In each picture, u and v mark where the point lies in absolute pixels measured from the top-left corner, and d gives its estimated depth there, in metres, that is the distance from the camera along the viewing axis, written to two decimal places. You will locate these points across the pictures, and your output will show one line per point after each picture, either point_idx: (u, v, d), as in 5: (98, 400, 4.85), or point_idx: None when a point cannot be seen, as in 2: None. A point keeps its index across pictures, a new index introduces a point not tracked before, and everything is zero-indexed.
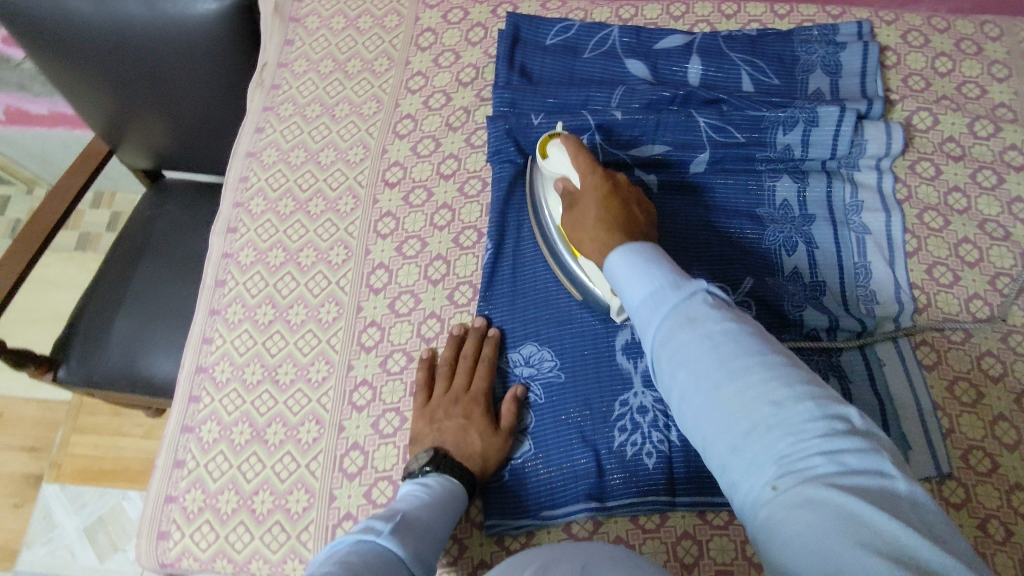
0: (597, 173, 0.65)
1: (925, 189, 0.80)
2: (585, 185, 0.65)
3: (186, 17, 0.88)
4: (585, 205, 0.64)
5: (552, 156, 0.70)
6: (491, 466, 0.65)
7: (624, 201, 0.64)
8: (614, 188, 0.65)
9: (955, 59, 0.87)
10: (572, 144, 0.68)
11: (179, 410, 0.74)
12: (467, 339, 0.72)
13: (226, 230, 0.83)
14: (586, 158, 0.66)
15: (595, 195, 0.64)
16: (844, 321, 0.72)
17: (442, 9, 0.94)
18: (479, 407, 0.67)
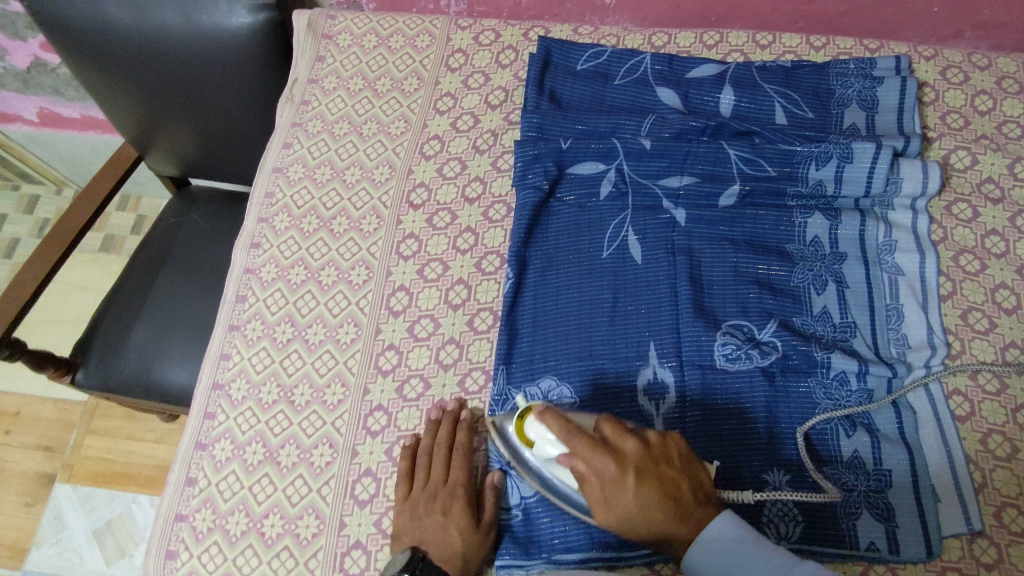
0: (606, 460, 0.56)
1: (962, 231, 0.78)
2: (601, 475, 0.57)
3: (221, 29, 0.89)
4: (619, 507, 0.56)
5: (535, 437, 0.60)
6: (472, 566, 0.63)
7: (656, 475, 0.56)
8: (642, 473, 0.56)
9: (996, 98, 0.85)
10: (557, 427, 0.58)
11: (193, 427, 0.74)
12: (443, 424, 0.70)
13: (249, 245, 0.83)
14: (585, 451, 0.57)
15: (625, 492, 0.56)
16: (874, 368, 0.69)
17: (473, 30, 0.94)
18: (458, 501, 0.66)
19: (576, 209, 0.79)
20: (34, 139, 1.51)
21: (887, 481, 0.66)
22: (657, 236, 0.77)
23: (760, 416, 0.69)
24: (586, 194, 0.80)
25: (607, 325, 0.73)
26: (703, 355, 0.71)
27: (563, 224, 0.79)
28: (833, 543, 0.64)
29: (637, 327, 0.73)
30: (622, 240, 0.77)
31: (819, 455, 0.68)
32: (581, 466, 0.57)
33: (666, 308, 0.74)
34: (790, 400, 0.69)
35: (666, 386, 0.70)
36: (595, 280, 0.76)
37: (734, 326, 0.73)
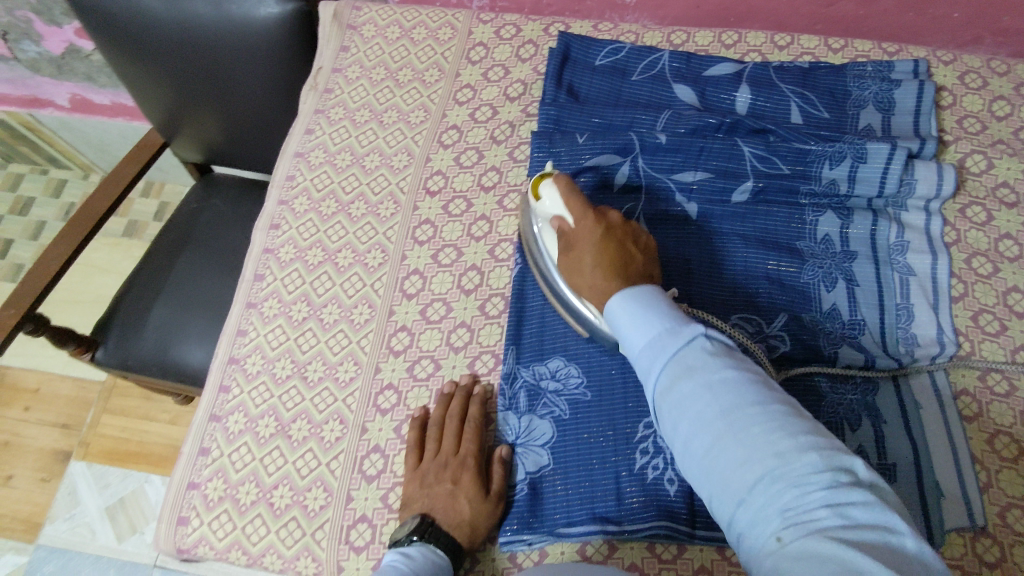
0: (589, 217, 0.65)
1: (975, 234, 0.78)
2: (579, 230, 0.65)
3: (250, 19, 0.91)
4: (580, 253, 0.63)
5: (543, 195, 0.69)
6: (478, 534, 0.64)
7: (620, 239, 0.63)
8: (611, 233, 0.64)
9: (1014, 103, 0.85)
10: (564, 185, 0.67)
11: (208, 399, 0.76)
12: (455, 398, 0.71)
13: (269, 226, 0.85)
14: (574, 202, 0.66)
15: (590, 243, 0.63)
16: (881, 361, 0.71)
17: (495, 24, 0.96)
18: (467, 471, 0.66)
19: (589, 200, 0.80)
20: (64, 124, 1.55)
21: (892, 475, 0.66)
22: (668, 231, 0.79)
23: None
24: (600, 187, 0.80)
25: None
26: None
27: None
28: None
29: None
30: None
31: None
32: (568, 220, 0.66)
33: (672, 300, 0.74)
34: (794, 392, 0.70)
35: None
36: None
37: (742, 320, 0.73)
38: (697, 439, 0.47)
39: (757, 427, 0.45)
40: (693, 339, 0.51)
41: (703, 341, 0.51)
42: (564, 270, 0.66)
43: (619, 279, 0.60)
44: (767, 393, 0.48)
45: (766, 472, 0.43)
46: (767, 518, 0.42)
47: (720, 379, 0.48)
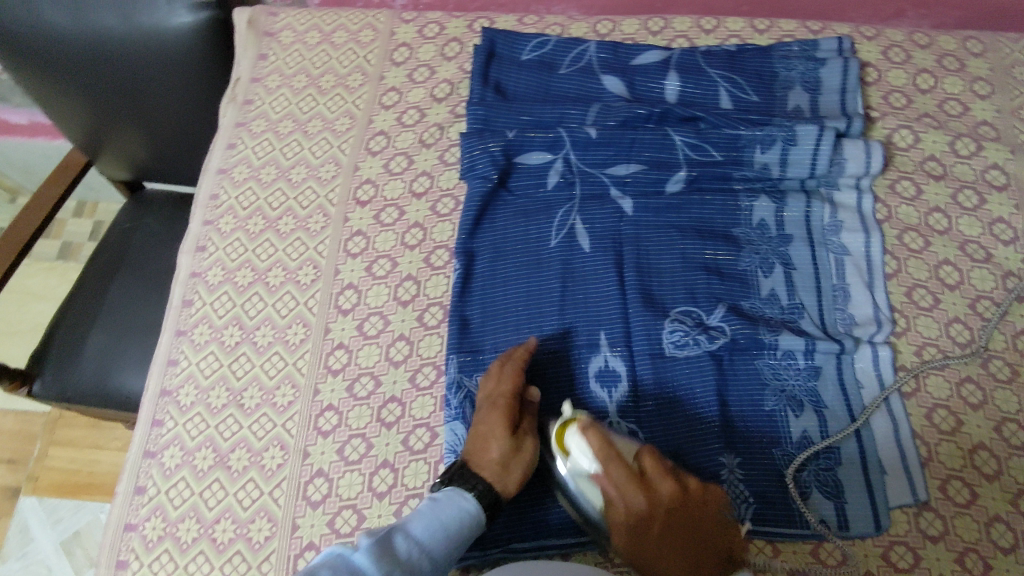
0: (641, 496, 0.58)
1: (906, 209, 0.79)
2: (630, 506, 0.58)
3: (163, 29, 0.88)
4: (645, 540, 0.58)
5: (573, 449, 0.61)
6: (511, 475, 0.63)
7: (683, 519, 0.58)
8: (673, 514, 0.58)
9: (938, 76, 0.86)
10: (598, 449, 0.59)
11: (141, 435, 0.73)
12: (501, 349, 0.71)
13: (193, 248, 0.81)
14: (620, 477, 0.58)
15: (653, 530, 0.58)
16: (822, 344, 0.70)
17: (417, 23, 0.93)
18: (497, 411, 0.65)
19: (524, 199, 0.79)
20: None
21: (835, 458, 0.67)
22: (604, 226, 0.77)
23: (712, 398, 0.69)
24: (534, 185, 0.79)
25: (556, 314, 0.73)
26: (652, 342, 0.71)
27: (510, 217, 0.78)
28: (784, 522, 0.65)
29: (583, 317, 0.73)
30: (570, 228, 0.77)
31: (768, 436, 0.68)
32: (613, 494, 0.58)
33: (613, 298, 0.74)
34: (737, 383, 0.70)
35: (617, 375, 0.70)
36: (543, 268, 0.75)
37: (683, 312, 0.73)
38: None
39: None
40: None
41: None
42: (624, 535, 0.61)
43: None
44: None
45: None
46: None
47: None
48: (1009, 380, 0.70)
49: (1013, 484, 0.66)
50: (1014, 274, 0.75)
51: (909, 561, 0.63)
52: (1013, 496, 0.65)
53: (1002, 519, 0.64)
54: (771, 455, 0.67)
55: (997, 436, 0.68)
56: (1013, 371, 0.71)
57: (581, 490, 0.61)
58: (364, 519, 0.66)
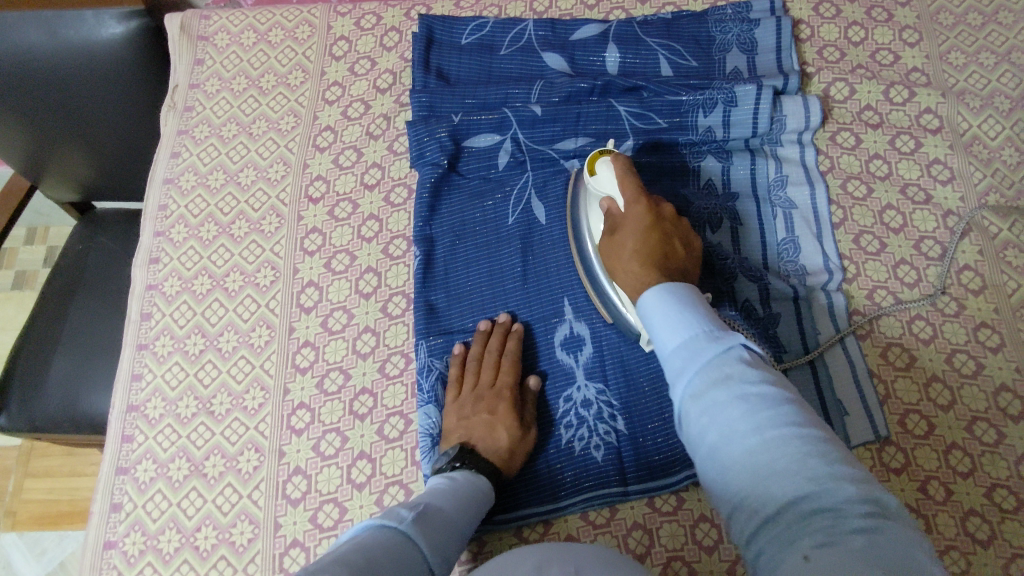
0: (642, 203, 0.62)
1: (847, 159, 0.81)
2: (627, 214, 0.62)
3: (92, 41, 0.87)
4: (625, 237, 0.61)
5: (599, 172, 0.66)
6: (516, 461, 0.65)
7: (666, 231, 0.60)
8: (663, 225, 0.61)
9: (867, 27, 0.88)
10: (623, 162, 0.65)
11: (111, 452, 0.72)
12: (493, 334, 0.72)
13: (148, 261, 0.81)
14: (631, 183, 0.63)
15: (637, 228, 0.60)
16: (775, 283, 0.74)
17: (354, 15, 0.92)
18: (504, 402, 0.67)
19: (478, 180, 0.80)
20: None
21: None
22: (559, 198, 0.78)
23: None
24: (486, 166, 0.80)
25: (519, 288, 0.74)
26: None
27: (464, 200, 0.78)
28: None
29: (546, 287, 0.74)
30: (525, 204, 0.78)
31: None
32: (620, 206, 0.63)
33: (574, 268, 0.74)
34: None
35: (582, 339, 0.71)
36: (502, 247, 0.76)
37: None
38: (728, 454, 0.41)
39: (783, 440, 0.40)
40: (735, 349, 0.45)
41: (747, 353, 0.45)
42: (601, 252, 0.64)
43: (658, 270, 0.57)
44: (806, 414, 0.42)
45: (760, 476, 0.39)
46: (793, 549, 0.36)
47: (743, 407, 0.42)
48: (957, 313, 0.72)
49: (966, 412, 0.68)
50: (953, 212, 0.77)
51: None
52: (968, 423, 0.68)
53: (960, 445, 0.67)
54: None
55: (950, 367, 0.70)
56: (959, 304, 0.73)
57: (595, 210, 0.67)
58: (346, 511, 0.67)
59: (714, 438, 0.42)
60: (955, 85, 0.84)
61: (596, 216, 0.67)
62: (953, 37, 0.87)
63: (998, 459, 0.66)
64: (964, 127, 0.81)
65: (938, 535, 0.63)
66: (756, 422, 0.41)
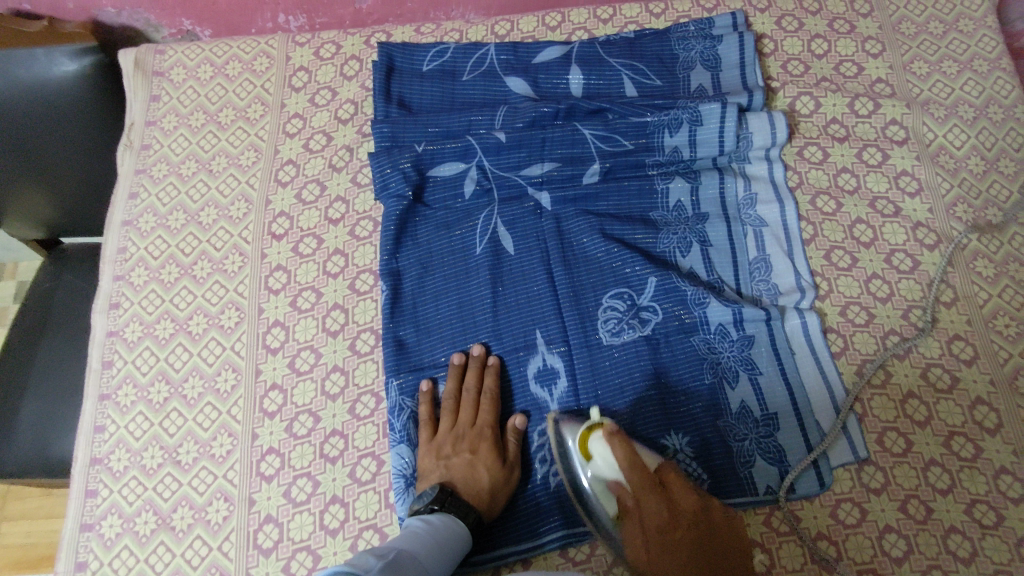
0: (659, 501, 0.60)
1: (815, 174, 0.80)
2: (648, 513, 0.60)
3: (45, 79, 0.87)
4: (654, 546, 0.59)
5: (596, 453, 0.62)
6: (497, 503, 0.64)
7: (704, 537, 0.58)
8: (693, 527, 0.58)
9: (830, 40, 0.88)
10: (622, 453, 0.60)
11: (75, 508, 0.70)
12: (469, 369, 0.70)
13: (108, 306, 0.79)
14: (640, 477, 0.60)
15: (668, 540, 0.59)
16: (749, 312, 0.71)
17: (313, 45, 0.91)
18: (485, 441, 0.66)
19: (443, 211, 0.78)
20: None
21: (775, 425, 0.68)
22: (528, 226, 0.77)
23: (649, 376, 0.69)
24: (451, 196, 0.78)
25: (490, 320, 0.73)
26: (587, 333, 0.71)
27: (432, 231, 0.77)
28: (735, 490, 0.66)
29: (518, 318, 0.73)
30: (493, 233, 0.77)
31: (709, 408, 0.69)
32: (628, 495, 0.61)
33: (545, 298, 0.73)
34: (673, 361, 0.70)
35: (556, 373, 0.70)
36: (471, 278, 0.75)
37: (614, 298, 0.72)
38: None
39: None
40: None
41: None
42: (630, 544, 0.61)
43: None
44: None
45: None
46: None
47: None
48: (930, 326, 0.72)
49: (944, 427, 0.68)
50: (923, 224, 0.77)
51: (857, 515, 0.65)
52: (945, 439, 0.67)
53: (938, 462, 0.66)
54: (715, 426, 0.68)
55: (925, 382, 0.70)
56: (932, 318, 0.72)
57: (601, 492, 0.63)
58: (319, 559, 0.65)
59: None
60: (920, 95, 0.84)
61: (606, 496, 0.63)
62: (915, 46, 0.87)
63: (976, 473, 0.65)
64: (929, 137, 0.81)
65: (920, 555, 0.63)
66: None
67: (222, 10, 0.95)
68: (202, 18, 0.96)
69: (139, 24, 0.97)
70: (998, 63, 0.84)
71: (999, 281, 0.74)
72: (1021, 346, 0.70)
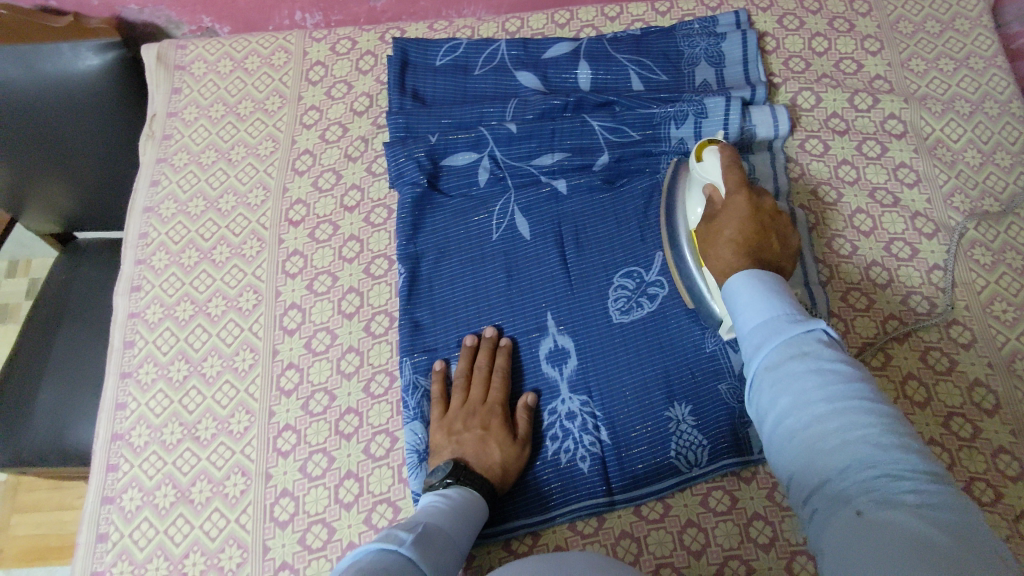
0: (744, 195, 0.62)
1: (816, 165, 0.83)
2: (730, 202, 0.62)
3: (70, 74, 0.91)
4: (722, 223, 0.62)
5: (704, 159, 0.67)
6: (509, 477, 0.66)
7: (763, 226, 0.60)
8: (762, 217, 0.61)
9: (830, 38, 0.91)
10: (728, 155, 0.64)
11: (96, 481, 0.72)
12: (480, 349, 0.72)
13: (130, 289, 0.81)
14: (736, 175, 0.63)
15: (735, 220, 0.61)
16: None
17: (329, 40, 0.94)
18: (496, 417, 0.68)
19: (458, 198, 0.80)
20: None
21: None
22: (542, 213, 0.79)
23: (655, 349, 0.71)
24: (465, 184, 0.81)
25: (504, 301, 0.75)
26: (597, 311, 0.73)
27: (446, 217, 0.79)
28: (731, 454, 0.66)
29: (532, 299, 0.75)
30: (507, 220, 0.79)
31: (712, 375, 0.69)
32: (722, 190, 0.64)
33: (558, 279, 0.75)
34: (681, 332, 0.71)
35: (567, 351, 0.72)
36: (486, 262, 0.77)
37: (624, 276, 0.75)
38: (795, 424, 0.44)
39: (854, 420, 0.42)
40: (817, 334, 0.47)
41: (829, 333, 0.47)
42: (699, 236, 0.65)
43: (745, 262, 0.58)
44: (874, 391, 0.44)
45: (848, 445, 0.41)
46: (845, 503, 0.39)
47: (814, 379, 0.44)
48: (928, 311, 0.74)
49: (943, 408, 0.69)
50: (921, 214, 0.79)
51: None
52: (945, 419, 0.69)
53: (937, 441, 0.68)
54: (717, 391, 0.68)
55: (924, 364, 0.72)
56: (930, 303, 0.75)
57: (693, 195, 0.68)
58: (334, 531, 0.66)
59: (788, 404, 0.44)
60: (918, 91, 0.86)
61: (695, 199, 0.67)
62: (913, 44, 0.89)
63: (976, 453, 0.67)
64: (927, 131, 0.84)
65: None
66: (827, 394, 0.43)
67: (242, 8, 0.98)
68: (222, 16, 1.00)
69: (161, 21, 1.00)
70: (994, 60, 0.87)
71: (996, 268, 0.76)
72: (1018, 330, 0.72)
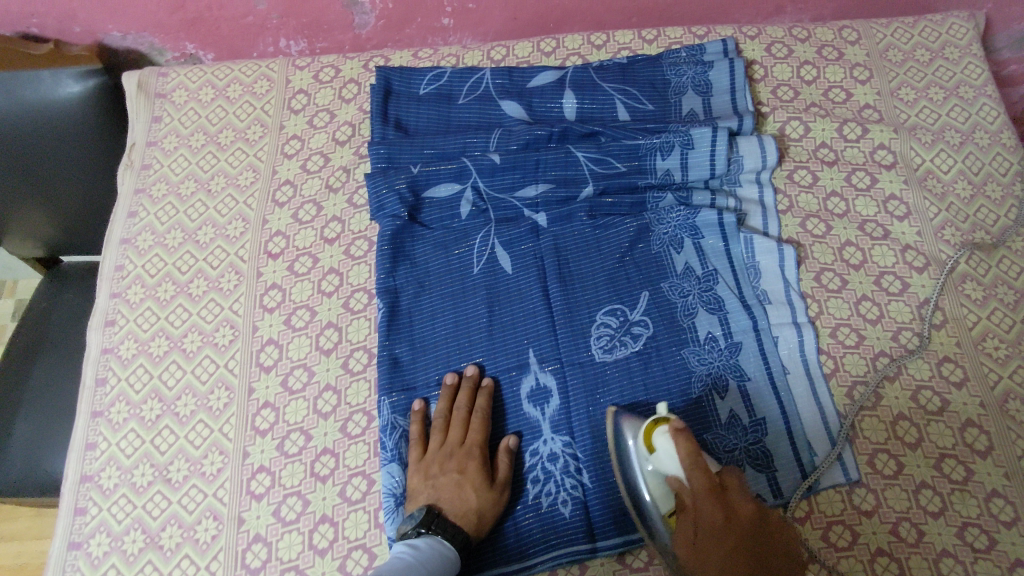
0: (717, 509, 0.56)
1: (805, 197, 0.81)
2: (705, 516, 0.56)
3: (51, 101, 0.89)
4: (704, 547, 0.56)
5: (658, 448, 0.60)
6: (485, 524, 0.64)
7: (751, 548, 0.55)
8: (745, 535, 0.55)
9: (819, 66, 0.90)
10: (686, 453, 0.58)
11: (63, 526, 0.69)
12: (461, 389, 0.70)
13: (104, 323, 0.79)
14: (702, 480, 0.57)
15: (718, 550, 0.55)
16: (735, 316, 0.72)
17: (312, 68, 0.93)
18: (473, 460, 0.66)
19: (440, 230, 0.79)
20: None
21: (763, 432, 0.68)
22: (525, 248, 0.77)
23: (638, 388, 0.69)
24: (448, 216, 0.79)
25: (486, 338, 0.73)
26: (580, 347, 0.72)
27: (429, 251, 0.78)
28: None
29: (514, 336, 0.73)
30: (490, 252, 0.77)
31: (696, 419, 0.68)
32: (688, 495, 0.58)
33: (541, 315, 0.74)
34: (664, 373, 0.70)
35: (549, 390, 0.70)
36: (468, 297, 0.75)
37: (608, 313, 0.73)
38: None
39: None
40: None
41: None
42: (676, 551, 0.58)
43: None
44: None
45: None
46: None
47: None
48: (919, 348, 0.72)
49: (934, 449, 0.67)
50: (912, 247, 0.78)
51: (848, 538, 0.64)
52: (936, 461, 0.67)
53: (929, 485, 0.66)
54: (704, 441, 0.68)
55: (916, 405, 0.70)
56: (921, 340, 0.73)
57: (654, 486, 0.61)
58: None
59: None
60: (907, 121, 0.85)
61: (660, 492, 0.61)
62: (902, 73, 0.88)
63: (968, 496, 0.65)
64: (917, 162, 0.82)
65: None
66: None
67: (225, 35, 0.97)
68: (206, 43, 0.99)
69: (144, 48, 0.99)
70: (984, 89, 0.86)
71: (987, 303, 0.74)
72: (1011, 368, 0.70)
